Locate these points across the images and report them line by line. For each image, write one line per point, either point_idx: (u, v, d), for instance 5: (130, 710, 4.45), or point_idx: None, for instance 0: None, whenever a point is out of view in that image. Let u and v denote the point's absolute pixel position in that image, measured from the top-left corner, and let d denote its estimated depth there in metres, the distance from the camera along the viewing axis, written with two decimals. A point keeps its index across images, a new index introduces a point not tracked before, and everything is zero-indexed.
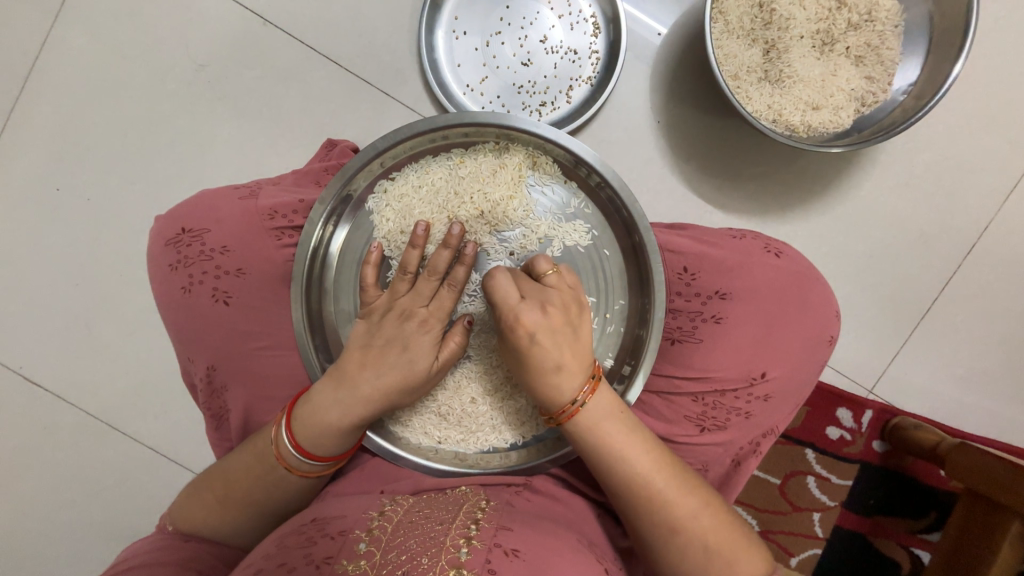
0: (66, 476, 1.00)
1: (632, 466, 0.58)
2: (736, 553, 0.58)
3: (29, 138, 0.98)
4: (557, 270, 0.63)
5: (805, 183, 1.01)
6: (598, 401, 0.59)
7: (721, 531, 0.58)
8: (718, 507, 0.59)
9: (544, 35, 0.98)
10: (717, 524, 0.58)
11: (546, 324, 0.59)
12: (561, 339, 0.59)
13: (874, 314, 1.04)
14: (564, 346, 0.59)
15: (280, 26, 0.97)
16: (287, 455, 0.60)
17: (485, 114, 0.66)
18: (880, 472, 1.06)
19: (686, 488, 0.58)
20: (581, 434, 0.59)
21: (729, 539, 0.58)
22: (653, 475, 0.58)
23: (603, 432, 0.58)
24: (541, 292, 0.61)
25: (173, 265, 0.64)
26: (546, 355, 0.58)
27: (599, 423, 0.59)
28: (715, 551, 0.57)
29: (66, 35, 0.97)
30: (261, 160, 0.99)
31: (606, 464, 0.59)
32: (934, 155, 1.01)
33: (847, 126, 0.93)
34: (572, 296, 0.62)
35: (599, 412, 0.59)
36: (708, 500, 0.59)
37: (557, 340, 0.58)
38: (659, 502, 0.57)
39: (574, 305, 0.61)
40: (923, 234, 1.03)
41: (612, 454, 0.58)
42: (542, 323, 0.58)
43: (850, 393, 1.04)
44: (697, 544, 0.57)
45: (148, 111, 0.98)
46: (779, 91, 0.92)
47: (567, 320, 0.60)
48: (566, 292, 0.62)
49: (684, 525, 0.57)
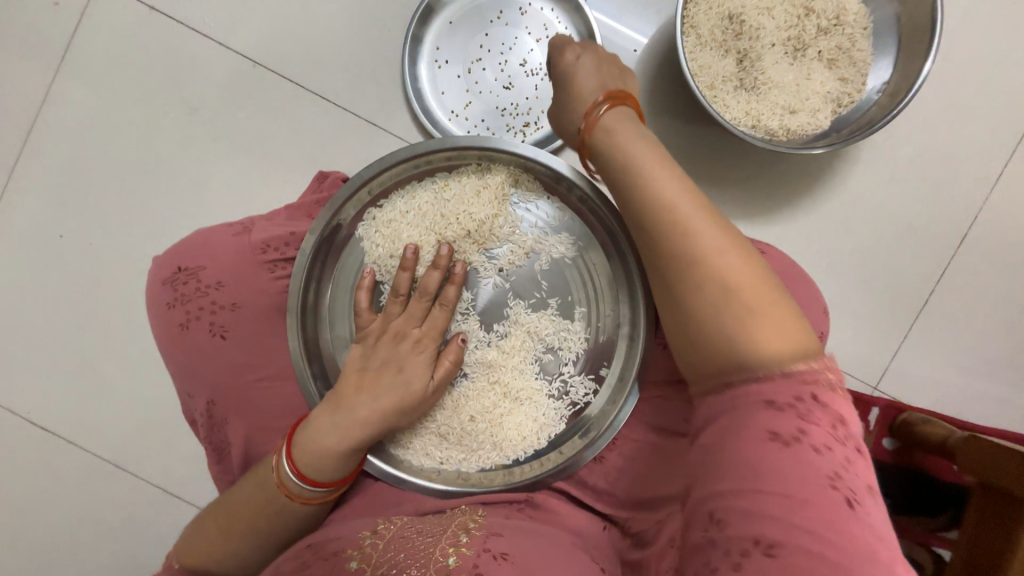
0: (74, 518, 1.00)
1: (656, 190, 0.51)
2: (778, 318, 0.46)
3: (32, 188, 1.01)
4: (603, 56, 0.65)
5: (790, 183, 1.02)
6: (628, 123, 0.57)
7: (772, 304, 0.46)
8: (768, 282, 0.47)
9: (524, 58, 1.01)
10: (770, 301, 0.46)
11: (594, 57, 0.64)
12: (606, 69, 0.63)
13: (870, 310, 1.04)
14: (606, 83, 0.62)
15: (270, 67, 1.02)
16: (288, 482, 0.61)
17: (465, 138, 0.68)
18: (894, 470, 1.02)
19: (735, 249, 0.48)
20: (595, 131, 0.59)
21: (772, 308, 0.46)
22: (683, 209, 0.50)
23: (625, 147, 0.55)
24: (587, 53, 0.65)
25: (170, 303, 0.66)
26: (591, 73, 0.63)
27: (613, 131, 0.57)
28: (756, 303, 0.46)
29: (66, 88, 1.01)
30: (255, 195, 1.02)
31: (633, 201, 0.53)
32: (916, 149, 1.02)
33: (825, 127, 0.94)
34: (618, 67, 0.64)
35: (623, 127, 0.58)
36: (758, 269, 0.48)
37: (602, 76, 0.63)
38: (684, 228, 0.49)
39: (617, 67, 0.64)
40: (912, 226, 1.03)
41: (633, 168, 0.54)
42: (590, 68, 0.63)
43: (855, 392, 1.03)
44: (732, 288, 0.47)
45: (145, 156, 1.02)
46: (755, 98, 0.94)
47: (613, 69, 0.63)
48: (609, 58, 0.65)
49: (718, 272, 0.47)
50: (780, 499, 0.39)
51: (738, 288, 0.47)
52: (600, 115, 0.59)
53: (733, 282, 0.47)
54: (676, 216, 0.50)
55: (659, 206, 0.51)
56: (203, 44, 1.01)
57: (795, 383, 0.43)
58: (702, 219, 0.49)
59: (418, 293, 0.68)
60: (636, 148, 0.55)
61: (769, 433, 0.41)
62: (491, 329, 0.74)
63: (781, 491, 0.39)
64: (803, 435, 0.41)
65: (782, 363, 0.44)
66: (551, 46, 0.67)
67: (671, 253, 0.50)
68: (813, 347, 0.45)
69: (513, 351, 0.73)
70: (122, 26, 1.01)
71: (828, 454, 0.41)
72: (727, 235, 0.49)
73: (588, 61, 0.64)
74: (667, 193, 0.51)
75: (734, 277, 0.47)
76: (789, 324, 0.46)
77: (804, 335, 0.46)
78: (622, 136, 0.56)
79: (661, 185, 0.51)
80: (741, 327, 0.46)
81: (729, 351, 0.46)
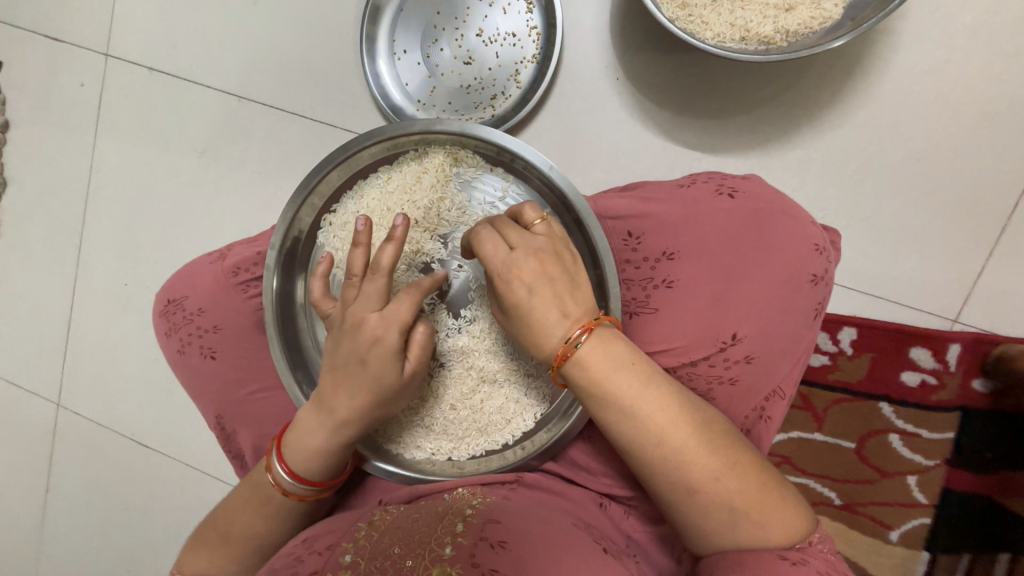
0: (180, 520, 1.17)
1: (654, 434, 0.52)
2: (769, 509, 0.52)
3: (97, 246, 1.19)
4: (545, 219, 0.58)
5: (809, 97, 0.86)
6: (601, 355, 0.53)
7: (760, 494, 0.52)
8: (750, 469, 0.53)
9: (480, 28, 0.96)
10: (756, 488, 0.52)
11: (541, 273, 0.54)
12: (560, 288, 0.54)
13: (940, 227, 0.85)
14: (564, 296, 0.54)
15: (252, 98, 1.08)
16: (282, 482, 0.64)
17: (393, 126, 0.66)
18: (991, 417, 0.86)
19: (713, 450, 0.52)
20: (581, 380, 0.53)
21: (763, 501, 0.52)
22: (674, 438, 0.52)
23: (616, 386, 0.52)
24: (531, 240, 0.55)
25: (167, 332, 0.73)
26: (549, 305, 0.53)
27: (598, 382, 0.53)
28: (748, 501, 0.51)
29: (104, 157, 1.17)
30: (262, 220, 1.10)
31: (619, 426, 0.53)
32: (978, 14, 0.80)
33: (837, 17, 0.77)
34: (562, 245, 0.57)
35: (609, 365, 0.53)
36: (740, 459, 0.53)
37: (556, 290, 0.54)
38: (679, 462, 0.52)
39: (567, 253, 0.56)
40: (986, 115, 0.82)
41: (624, 409, 0.52)
42: (537, 273, 0.54)
43: (924, 329, 0.85)
44: (725, 495, 0.51)
45: (173, 202, 1.14)
46: (740, 4, 0.79)
47: (562, 267, 0.55)
48: (556, 240, 0.57)
49: (710, 491, 0.52)
50: None
51: (734, 500, 0.51)
52: (577, 346, 0.52)
53: (724, 486, 0.52)
54: (674, 454, 0.52)
55: (650, 427, 0.52)
56: (195, 91, 1.11)
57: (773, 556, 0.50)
58: (690, 443, 0.52)
59: (371, 272, 0.63)
60: (622, 383, 0.52)
61: (779, 554, 0.50)
62: (460, 316, 0.72)
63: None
64: (806, 562, 0.50)
65: (785, 551, 0.50)
66: (473, 233, 0.57)
67: (666, 482, 0.53)
68: (804, 529, 0.52)
69: (486, 336, 0.72)
70: (132, 91, 1.14)
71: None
72: (712, 442, 0.53)
73: (543, 294, 0.54)
74: (654, 417, 0.52)
75: (724, 486, 0.52)
76: (782, 511, 0.52)
77: (792, 511, 0.53)
78: (606, 362, 0.52)
79: (655, 422, 0.52)
80: (740, 523, 0.51)
81: (733, 544, 0.52)
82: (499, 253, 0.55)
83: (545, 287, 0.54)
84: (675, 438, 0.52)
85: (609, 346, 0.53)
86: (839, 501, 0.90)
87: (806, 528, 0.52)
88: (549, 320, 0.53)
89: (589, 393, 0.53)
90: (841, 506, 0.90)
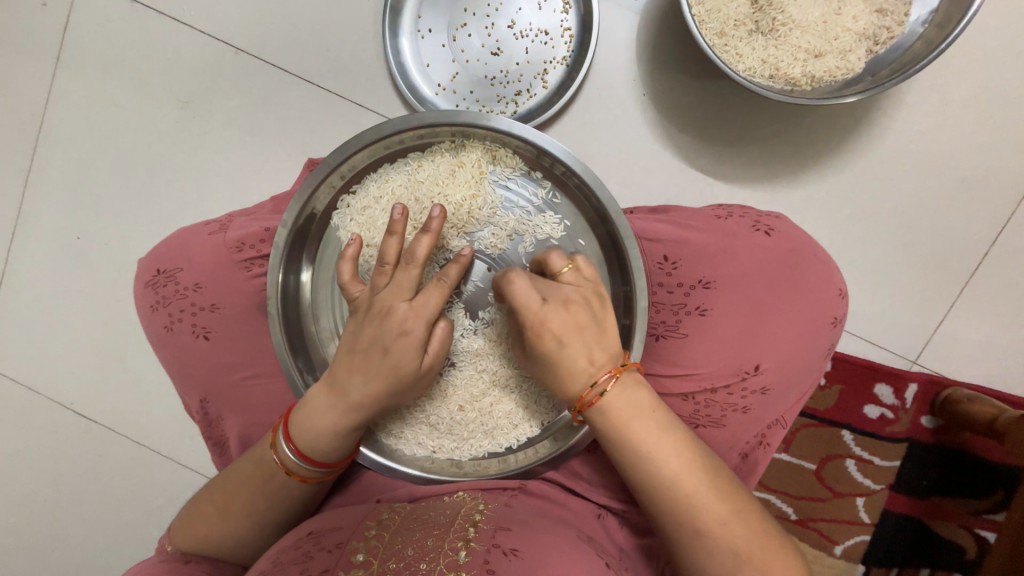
0: (123, 499, 1.08)
1: (668, 478, 0.53)
2: (773, 562, 0.52)
3: (46, 191, 1.05)
4: (573, 264, 0.59)
5: (818, 140, 0.91)
6: (624, 399, 0.54)
7: (766, 546, 0.53)
8: (758, 520, 0.54)
9: (512, 19, 0.93)
10: (763, 539, 0.53)
11: (571, 323, 0.55)
12: (588, 336, 0.55)
13: (913, 277, 0.93)
14: (593, 347, 0.55)
15: (251, 52, 0.99)
16: (288, 461, 0.61)
17: (434, 114, 0.63)
18: (932, 450, 0.96)
19: (723, 498, 0.53)
20: (600, 421, 0.54)
21: (769, 552, 0.53)
22: (687, 484, 0.53)
23: (635, 429, 0.53)
24: (559, 291, 0.56)
25: (154, 306, 0.67)
26: (577, 353, 0.54)
27: (619, 423, 0.54)
28: (754, 550, 0.52)
29: (64, 92, 1.03)
30: (250, 187, 1.01)
31: (635, 466, 0.54)
32: (973, 88, 0.88)
33: (859, 70, 0.82)
34: (591, 290, 0.57)
35: (630, 409, 0.54)
36: (749, 509, 0.54)
37: (585, 340, 0.55)
38: (689, 506, 0.53)
39: (595, 300, 0.57)
40: (966, 180, 0.90)
41: (641, 452, 0.53)
42: (567, 324, 0.54)
43: (889, 367, 0.94)
44: (732, 545, 0.52)
45: (145, 154, 1.03)
46: (774, 42, 0.82)
47: (591, 314, 0.56)
48: (585, 287, 0.57)
49: (718, 538, 0.52)
50: None
51: (740, 550, 0.52)
52: (601, 393, 0.53)
53: (732, 536, 0.52)
54: (686, 499, 0.53)
55: (664, 471, 0.53)
56: (184, 33, 0.99)
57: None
58: (702, 489, 0.53)
59: (404, 261, 0.62)
60: (641, 427, 0.53)
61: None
62: (477, 317, 0.71)
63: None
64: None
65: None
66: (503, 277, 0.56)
67: (676, 526, 0.53)
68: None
69: (503, 340, 0.70)
70: (108, 22, 1.01)
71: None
72: (723, 491, 0.53)
73: (572, 343, 0.54)
74: (669, 460, 0.53)
75: (732, 536, 0.52)
76: (784, 565, 0.53)
77: (795, 565, 0.53)
78: (627, 405, 0.54)
79: (669, 467, 0.53)
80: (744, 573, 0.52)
81: None
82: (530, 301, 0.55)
83: (577, 337, 0.54)
84: (688, 484, 0.53)
85: (632, 391, 0.54)
86: (795, 516, 0.97)
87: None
88: (575, 368, 0.54)
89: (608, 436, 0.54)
90: (796, 521, 0.98)
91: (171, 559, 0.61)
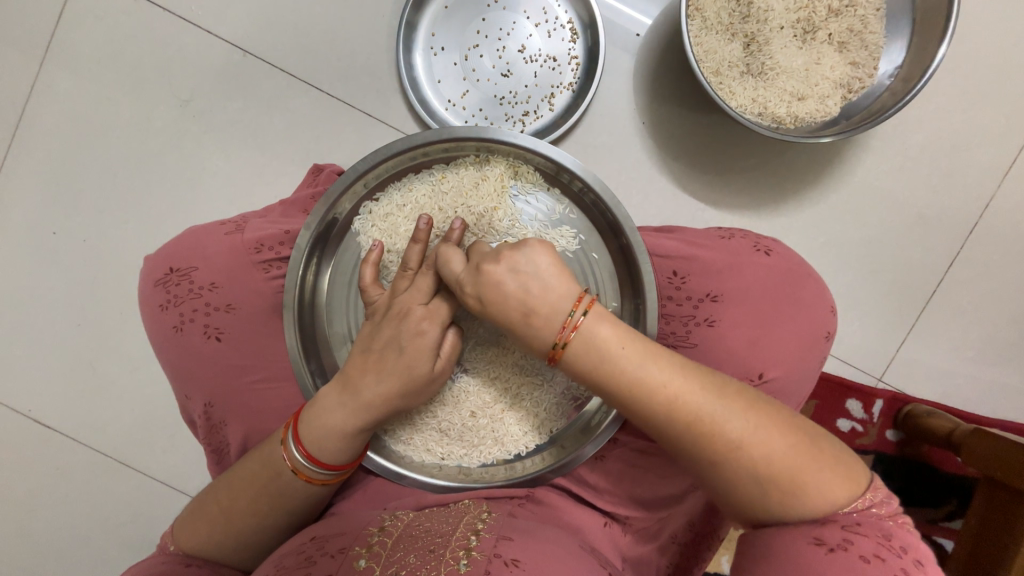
0: (81, 516, 1.00)
1: (671, 408, 0.50)
2: (803, 477, 0.48)
3: (23, 183, 0.99)
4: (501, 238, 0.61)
5: (797, 173, 1.00)
6: (583, 342, 0.52)
7: (795, 462, 0.48)
8: (781, 433, 0.49)
9: (523, 44, 0.97)
10: (791, 452, 0.49)
11: (484, 283, 0.56)
12: (514, 287, 0.54)
13: (877, 303, 1.02)
14: (528, 283, 0.54)
15: (260, 56, 0.99)
16: (297, 462, 0.60)
17: (463, 128, 0.66)
18: (895, 461, 1.04)
19: (735, 416, 0.49)
20: (583, 371, 0.53)
21: (799, 465, 0.48)
22: (690, 411, 0.50)
23: (624, 366, 0.51)
24: (477, 254, 0.58)
25: (164, 304, 0.67)
26: (510, 306, 0.54)
27: (600, 363, 0.52)
28: (780, 468, 0.48)
29: (52, 81, 0.99)
30: (249, 190, 1.00)
31: (632, 405, 0.52)
32: (928, 136, 1.00)
33: (835, 114, 0.91)
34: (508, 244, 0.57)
35: (603, 347, 0.52)
36: (767, 426, 0.49)
37: (508, 296, 0.54)
38: (701, 433, 0.50)
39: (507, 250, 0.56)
40: (924, 217, 1.01)
41: (633, 388, 0.51)
42: (482, 284, 0.56)
43: (859, 384, 1.02)
44: (756, 464, 0.49)
45: (136, 150, 0.99)
46: (762, 84, 0.90)
47: (508, 266, 0.55)
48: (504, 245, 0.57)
49: (740, 462, 0.49)
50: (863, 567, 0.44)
51: (763, 470, 0.49)
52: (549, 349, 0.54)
53: (754, 455, 0.49)
54: (693, 428, 0.50)
55: (662, 399, 0.50)
56: (189, 32, 0.98)
57: (841, 526, 0.47)
58: (708, 410, 0.50)
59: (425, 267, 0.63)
60: (623, 364, 0.51)
61: (813, 539, 0.47)
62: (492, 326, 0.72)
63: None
64: (849, 543, 0.46)
65: (822, 521, 0.48)
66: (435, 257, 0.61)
67: (692, 455, 0.51)
68: (845, 497, 0.48)
69: (513, 347, 0.72)
70: (107, 16, 0.98)
71: (880, 562, 0.45)
72: (735, 409, 0.50)
73: (504, 294, 0.55)
74: (664, 389, 0.50)
75: (753, 453, 0.49)
76: (820, 478, 0.48)
77: (835, 475, 0.48)
78: (609, 341, 0.52)
79: (666, 396, 0.50)
80: (771, 492, 0.49)
81: (770, 510, 0.49)
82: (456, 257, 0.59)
83: (508, 277, 0.54)
84: (695, 411, 0.50)
85: (605, 326, 0.52)
86: None
87: (848, 495, 0.48)
88: (517, 325, 0.55)
89: (592, 381, 0.53)
90: None
91: (172, 560, 0.60)
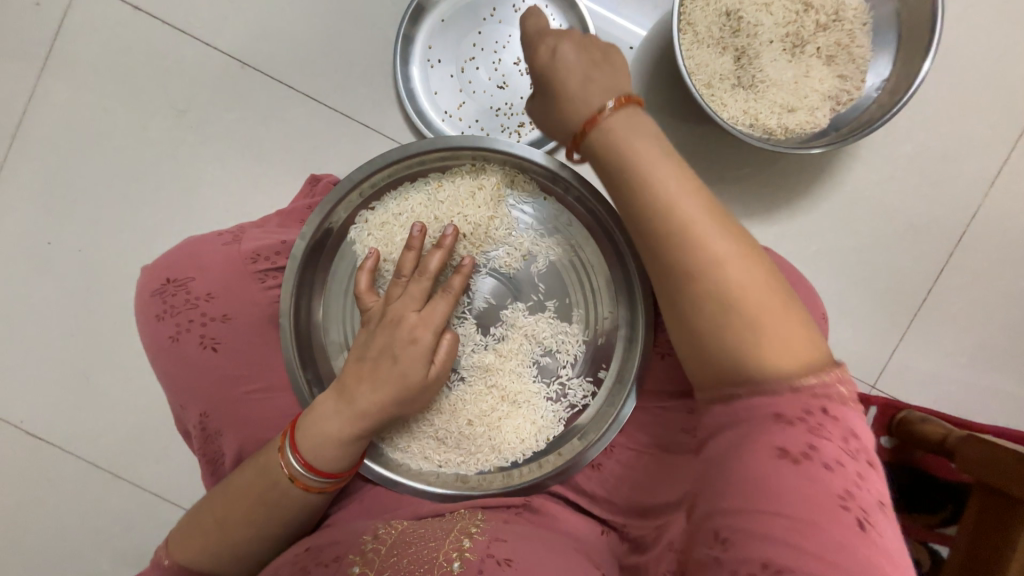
0: (73, 528, 0.99)
1: (660, 207, 0.49)
2: (770, 313, 0.46)
3: (18, 193, 0.99)
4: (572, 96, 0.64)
5: (788, 182, 1.02)
6: (622, 118, 0.53)
7: (769, 303, 0.46)
8: (768, 275, 0.47)
9: (518, 56, 0.99)
10: (771, 292, 0.47)
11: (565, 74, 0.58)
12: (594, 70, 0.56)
13: (869, 310, 1.04)
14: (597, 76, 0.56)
15: (258, 68, 1.00)
16: (297, 473, 0.60)
17: (458, 138, 0.67)
18: (891, 468, 1.03)
19: (730, 240, 0.48)
20: (600, 145, 0.53)
21: (772, 305, 0.46)
22: (685, 215, 0.49)
23: (638, 155, 0.51)
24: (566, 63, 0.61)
25: (160, 314, 0.67)
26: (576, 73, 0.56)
27: (617, 139, 0.52)
28: (757, 309, 0.46)
29: (49, 92, 0.99)
30: (246, 199, 1.00)
31: (626, 172, 0.51)
32: (915, 146, 1.02)
33: (824, 125, 0.93)
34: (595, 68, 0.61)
35: (629, 132, 0.52)
36: (755, 261, 0.47)
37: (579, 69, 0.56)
38: (684, 240, 0.48)
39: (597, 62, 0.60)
40: (913, 225, 1.03)
41: (637, 164, 0.51)
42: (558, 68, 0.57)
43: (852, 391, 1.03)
44: (744, 318, 0.46)
45: (132, 160, 1.00)
46: (753, 96, 0.92)
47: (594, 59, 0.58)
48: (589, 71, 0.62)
49: (717, 279, 0.47)
50: (805, 505, 0.40)
51: (738, 295, 0.46)
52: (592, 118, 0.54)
53: (743, 304, 0.46)
54: (679, 234, 0.48)
55: (652, 188, 0.50)
56: (187, 44, 0.99)
57: (805, 431, 0.42)
58: (702, 221, 0.48)
59: (418, 273, 0.64)
60: (640, 150, 0.51)
61: (778, 450, 0.42)
62: (488, 333, 0.74)
63: (795, 512, 0.40)
64: (812, 451, 0.42)
65: (773, 372, 0.45)
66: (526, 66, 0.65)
67: (670, 264, 0.49)
68: (804, 356, 0.45)
69: (509, 353, 0.73)
70: (105, 27, 0.99)
71: (840, 467, 0.41)
72: (731, 231, 0.48)
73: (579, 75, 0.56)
74: (668, 192, 0.49)
75: (747, 307, 0.46)
76: (788, 328, 0.46)
77: (804, 338, 0.46)
78: (631, 137, 0.52)
79: (666, 194, 0.49)
80: (749, 347, 0.46)
81: (728, 345, 0.46)
82: (573, 86, 0.56)
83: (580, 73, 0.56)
84: (701, 248, 0.47)
85: (651, 153, 0.51)
86: None
87: (810, 358, 0.45)
88: (572, 76, 0.56)
89: (603, 147, 0.53)
90: None
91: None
